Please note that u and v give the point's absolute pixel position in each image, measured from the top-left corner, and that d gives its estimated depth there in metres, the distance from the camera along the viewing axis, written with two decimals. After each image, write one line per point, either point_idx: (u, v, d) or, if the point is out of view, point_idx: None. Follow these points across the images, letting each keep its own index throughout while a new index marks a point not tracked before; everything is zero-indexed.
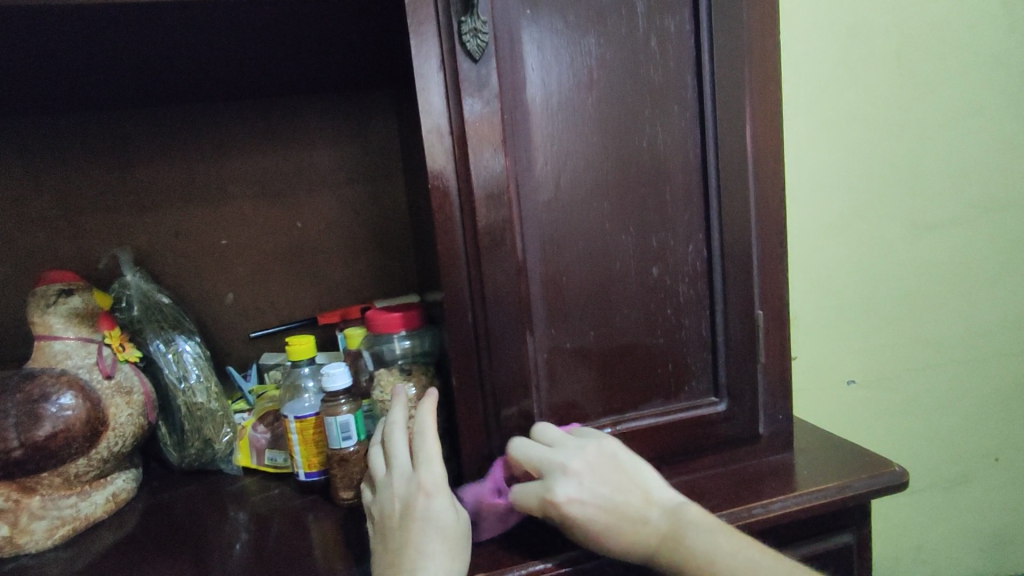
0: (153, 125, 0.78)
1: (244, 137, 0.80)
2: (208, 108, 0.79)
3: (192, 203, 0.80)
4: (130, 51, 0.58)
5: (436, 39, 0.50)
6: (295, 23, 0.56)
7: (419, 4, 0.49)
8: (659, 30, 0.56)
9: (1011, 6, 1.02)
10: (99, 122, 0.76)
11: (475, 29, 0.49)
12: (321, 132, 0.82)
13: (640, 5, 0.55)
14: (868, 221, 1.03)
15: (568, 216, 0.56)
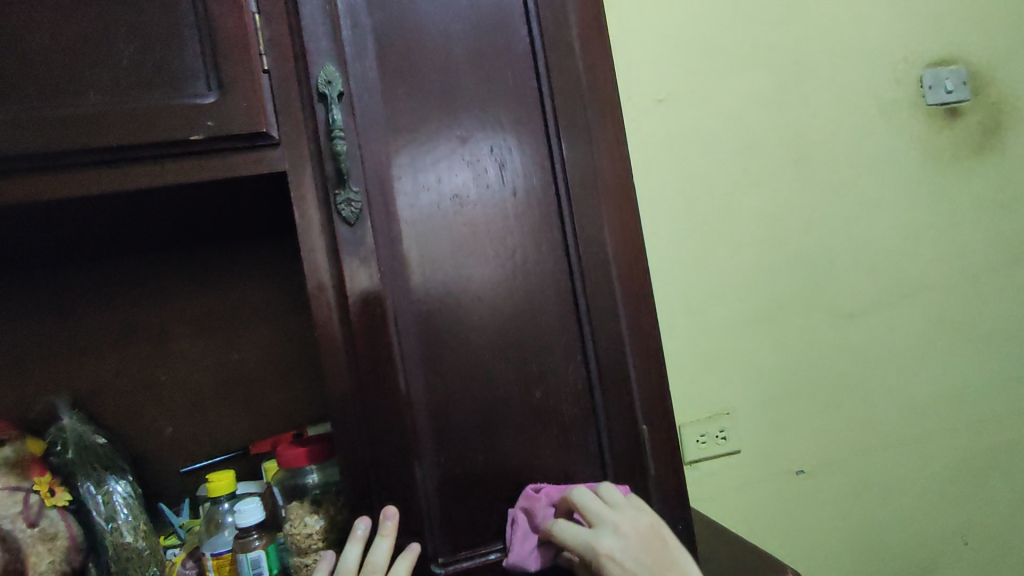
0: (99, 277, 0.85)
1: (182, 280, 0.87)
2: (150, 258, 0.86)
3: (132, 346, 0.85)
4: (59, 227, 0.65)
5: (317, 208, 0.58)
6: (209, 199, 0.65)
7: (301, 181, 0.58)
8: (521, 180, 0.64)
9: (888, 112, 1.09)
10: (49, 279, 0.83)
11: (348, 200, 0.57)
12: (255, 271, 0.89)
13: (503, 162, 0.63)
14: (785, 321, 1.05)
15: (448, 349, 0.61)
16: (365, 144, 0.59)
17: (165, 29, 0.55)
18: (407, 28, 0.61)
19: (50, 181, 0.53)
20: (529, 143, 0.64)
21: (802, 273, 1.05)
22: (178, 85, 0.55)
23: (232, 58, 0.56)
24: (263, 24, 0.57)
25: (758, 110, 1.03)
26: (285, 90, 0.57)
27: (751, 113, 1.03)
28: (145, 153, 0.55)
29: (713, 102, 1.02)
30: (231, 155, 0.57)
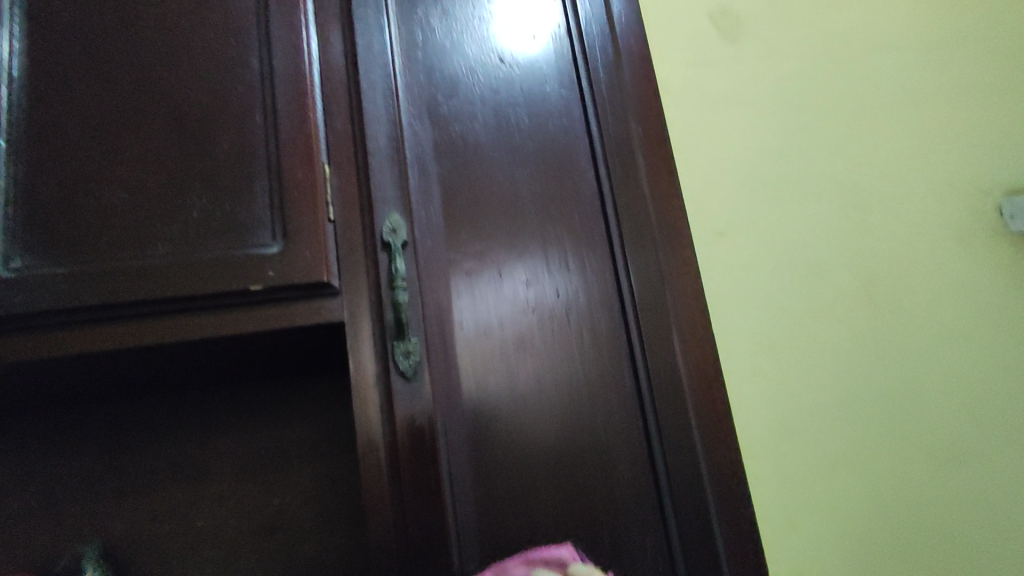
0: (155, 410, 0.79)
1: (235, 414, 0.79)
2: (206, 392, 0.80)
3: (173, 485, 0.76)
4: (108, 376, 0.62)
5: (372, 358, 0.54)
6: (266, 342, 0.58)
7: (358, 329, 0.54)
8: (589, 328, 0.59)
9: (968, 241, 0.97)
10: (106, 411, 0.78)
11: (406, 351, 0.53)
12: (309, 407, 0.80)
13: (571, 310, 0.60)
14: (907, 471, 0.85)
15: (508, 515, 0.54)
16: (428, 291, 0.56)
17: (235, 183, 0.55)
18: (475, 175, 0.61)
19: (108, 332, 0.52)
20: (600, 290, 0.60)
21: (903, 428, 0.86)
22: (242, 236, 0.54)
23: (298, 208, 0.55)
24: (331, 174, 0.57)
25: (836, 232, 0.94)
26: (349, 239, 0.56)
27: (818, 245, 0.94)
28: (204, 304, 0.53)
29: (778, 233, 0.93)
30: (291, 305, 0.54)
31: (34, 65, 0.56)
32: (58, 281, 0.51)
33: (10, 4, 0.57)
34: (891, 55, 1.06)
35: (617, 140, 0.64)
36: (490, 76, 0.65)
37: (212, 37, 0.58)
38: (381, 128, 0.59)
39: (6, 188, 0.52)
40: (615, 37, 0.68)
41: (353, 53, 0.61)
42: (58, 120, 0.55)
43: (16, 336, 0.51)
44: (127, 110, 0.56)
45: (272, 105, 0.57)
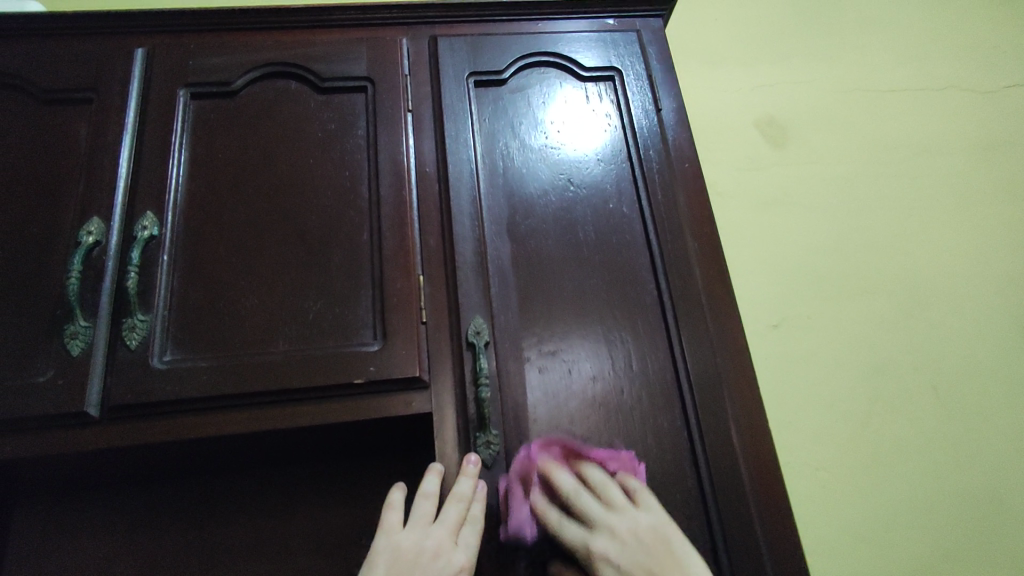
0: (233, 484, 0.77)
1: (310, 491, 0.77)
2: (282, 468, 0.78)
3: (249, 563, 0.74)
4: (218, 459, 0.70)
5: (456, 447, 0.61)
6: (361, 427, 0.64)
7: (444, 421, 0.61)
8: (652, 426, 0.63)
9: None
10: (187, 486, 0.77)
11: (488, 441, 0.60)
12: (381, 484, 0.77)
13: (636, 408, 0.64)
14: None
15: None
16: (507, 386, 0.63)
17: (346, 291, 0.65)
18: (547, 283, 0.67)
19: (236, 418, 0.61)
20: (662, 391, 0.65)
21: (975, 534, 0.84)
22: (349, 336, 0.63)
23: (398, 313, 0.64)
24: (425, 282, 0.66)
25: (897, 332, 0.96)
26: (439, 339, 0.64)
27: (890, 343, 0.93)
28: (315, 394, 0.61)
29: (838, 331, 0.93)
30: (387, 396, 0.62)
31: (193, 194, 0.69)
32: (201, 372, 0.60)
33: (177, 143, 0.70)
34: (938, 159, 1.11)
35: (676, 252, 0.70)
36: (561, 194, 0.72)
37: (332, 173, 0.71)
38: (468, 243, 0.67)
39: (165, 294, 0.64)
40: (672, 161, 0.75)
41: (445, 178, 0.71)
42: (209, 238, 0.67)
43: (160, 419, 0.60)
44: (263, 230, 0.68)
45: (378, 226, 0.68)
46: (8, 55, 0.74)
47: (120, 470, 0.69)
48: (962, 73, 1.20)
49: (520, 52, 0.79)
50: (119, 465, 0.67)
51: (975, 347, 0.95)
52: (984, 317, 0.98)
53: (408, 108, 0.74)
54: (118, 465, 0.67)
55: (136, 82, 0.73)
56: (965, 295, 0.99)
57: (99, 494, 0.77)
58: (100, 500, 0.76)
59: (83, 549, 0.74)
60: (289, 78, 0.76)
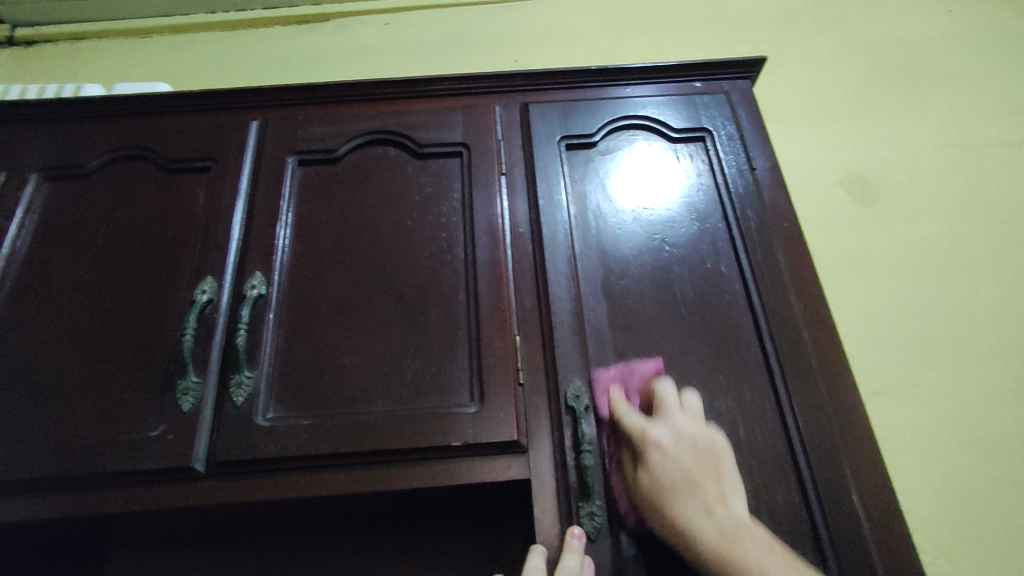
0: (314, 546, 0.76)
1: (390, 556, 0.75)
2: (364, 531, 0.76)
3: None
4: (306, 519, 0.69)
5: (557, 517, 0.58)
6: (455, 491, 0.62)
7: (544, 488, 0.59)
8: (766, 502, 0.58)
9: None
10: (270, 546, 0.76)
11: (591, 512, 0.57)
12: (464, 553, 0.74)
13: (747, 481, 0.59)
14: None
15: None
16: (609, 453, 0.60)
17: (443, 351, 0.65)
18: (645, 344, 0.65)
19: (334, 478, 0.60)
20: (775, 463, 0.60)
21: None
22: (446, 396, 0.63)
23: (495, 373, 0.63)
24: (521, 342, 0.65)
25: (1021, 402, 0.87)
26: (536, 401, 0.63)
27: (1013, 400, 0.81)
28: (413, 456, 0.60)
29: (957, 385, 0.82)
30: (484, 460, 0.60)
31: (298, 254, 0.71)
32: (302, 430, 0.61)
33: (285, 207, 0.74)
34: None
35: (781, 314, 0.67)
36: (656, 253, 0.71)
37: (429, 233, 0.73)
38: (564, 303, 0.67)
39: (270, 352, 0.65)
40: (770, 220, 0.73)
41: (539, 238, 0.71)
42: (312, 298, 0.69)
43: (262, 476, 0.60)
44: (363, 291, 0.69)
45: (474, 285, 0.68)
46: (140, 128, 0.81)
47: (212, 526, 0.69)
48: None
49: (610, 115, 0.81)
50: (215, 520, 0.67)
51: None
52: None
53: (501, 170, 0.76)
54: (213, 520, 0.67)
55: (250, 151, 0.79)
56: None
57: (185, 549, 0.77)
58: (185, 555, 0.76)
59: None
60: (388, 145, 0.79)
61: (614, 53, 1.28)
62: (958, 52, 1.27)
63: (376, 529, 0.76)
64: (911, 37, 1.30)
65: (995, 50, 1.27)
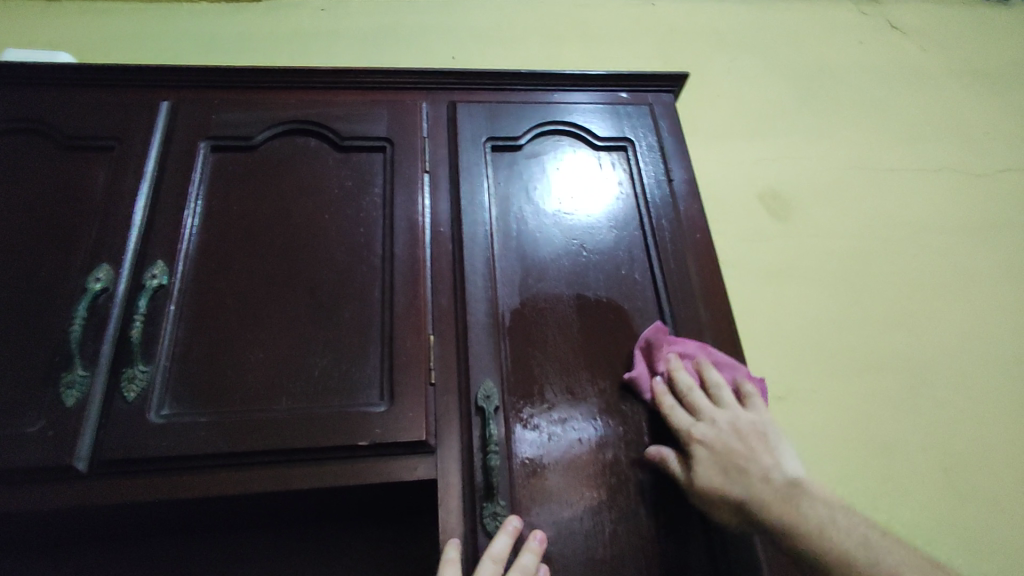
0: (212, 550, 0.73)
1: (293, 561, 0.73)
2: (265, 536, 0.74)
3: None
4: (203, 521, 0.66)
5: (461, 519, 0.58)
6: (360, 493, 0.61)
7: (449, 489, 0.59)
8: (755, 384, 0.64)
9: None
10: (162, 551, 0.72)
11: (495, 512, 0.57)
12: (370, 556, 0.74)
13: (647, 481, 0.61)
14: None
15: None
16: (518, 455, 0.60)
17: (355, 350, 0.64)
18: (557, 345, 0.67)
19: (232, 479, 0.58)
20: (728, 365, 0.65)
21: None
22: (356, 396, 0.61)
23: (407, 372, 0.62)
24: (434, 342, 0.65)
25: (903, 408, 0.95)
26: (447, 402, 0.62)
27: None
28: (316, 456, 0.59)
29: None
30: (392, 461, 0.60)
31: (206, 244, 0.68)
32: (199, 429, 0.58)
33: (194, 194, 0.71)
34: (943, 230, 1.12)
35: (686, 320, 0.70)
36: (574, 258, 0.72)
37: (347, 227, 0.71)
38: (480, 304, 0.67)
39: (169, 345, 0.62)
40: (683, 230, 0.76)
41: (460, 238, 0.71)
42: (217, 289, 0.66)
43: (151, 477, 0.57)
44: (275, 284, 0.67)
45: (390, 283, 0.67)
46: (33, 101, 0.75)
47: (99, 530, 0.66)
48: (957, 156, 1.24)
49: (537, 120, 0.82)
50: (100, 524, 0.63)
51: (982, 429, 0.94)
52: (990, 395, 0.97)
53: (425, 168, 0.76)
54: (97, 524, 0.63)
55: (159, 133, 0.74)
56: (970, 374, 0.98)
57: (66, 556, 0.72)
58: (64, 560, 0.71)
59: None
60: (310, 135, 0.77)
61: (551, 59, 1.30)
62: (867, 80, 1.36)
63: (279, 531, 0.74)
64: (826, 63, 1.38)
65: (899, 80, 1.37)
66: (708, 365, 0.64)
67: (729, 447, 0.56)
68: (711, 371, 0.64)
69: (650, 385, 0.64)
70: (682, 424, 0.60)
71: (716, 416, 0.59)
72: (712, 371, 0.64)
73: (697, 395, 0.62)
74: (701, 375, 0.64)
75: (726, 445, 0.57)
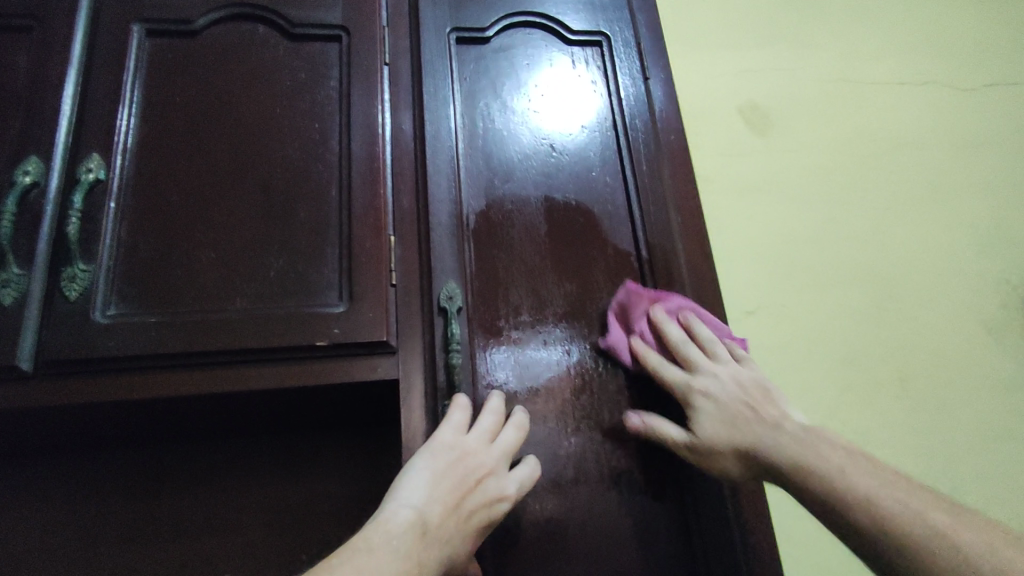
0: (189, 456, 0.76)
1: (267, 464, 0.76)
2: (240, 443, 0.77)
3: (205, 535, 0.73)
4: (174, 427, 0.68)
5: (424, 416, 0.58)
6: (323, 394, 0.61)
7: (412, 388, 0.58)
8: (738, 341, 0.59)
9: (999, 336, 0.89)
10: (141, 457, 0.76)
11: None
12: (341, 460, 0.77)
13: (609, 381, 0.61)
14: None
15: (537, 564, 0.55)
16: (481, 355, 0.60)
17: (311, 250, 0.61)
18: (523, 248, 0.65)
19: (186, 379, 0.56)
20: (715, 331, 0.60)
21: None
22: (314, 296, 0.59)
23: (366, 272, 0.60)
24: (395, 244, 0.62)
25: None
26: (409, 304, 0.61)
27: (865, 314, 0.88)
28: (273, 355, 0.57)
29: (818, 301, 0.88)
30: (353, 361, 0.59)
31: (146, 138, 0.63)
32: (149, 329, 0.56)
33: (129, 83, 0.65)
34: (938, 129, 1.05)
35: (657, 224, 0.68)
36: (543, 158, 0.69)
37: (301, 122, 0.66)
38: (443, 205, 0.64)
39: (112, 244, 0.59)
40: (657, 132, 0.73)
41: (422, 136, 0.67)
42: (161, 186, 0.62)
43: (101, 377, 0.55)
44: (224, 182, 0.63)
45: (348, 182, 0.64)
46: None
47: (70, 435, 0.67)
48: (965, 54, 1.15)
49: (506, 10, 0.76)
50: (68, 430, 0.65)
51: None
52: None
53: (384, 60, 0.70)
54: (65, 430, 0.65)
55: (84, 13, 0.67)
56: None
57: (49, 463, 0.75)
58: (48, 467, 0.75)
59: (30, 514, 0.73)
60: (257, 22, 0.71)
61: None
62: None
63: (254, 439, 0.77)
64: None
65: None
66: (695, 322, 0.59)
67: (736, 405, 0.52)
68: (699, 325, 0.59)
69: (627, 347, 0.60)
70: (680, 430, 0.55)
71: (716, 371, 0.55)
72: (698, 326, 0.59)
73: (688, 349, 0.58)
74: (688, 329, 0.59)
75: (731, 412, 0.52)
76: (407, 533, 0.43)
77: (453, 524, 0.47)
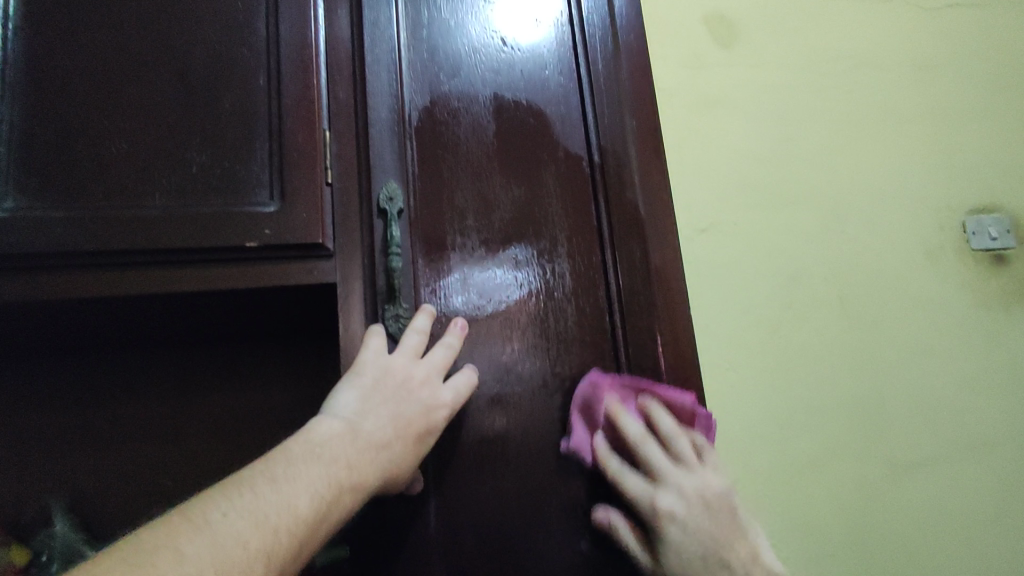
0: (124, 365, 0.73)
1: (208, 373, 0.74)
2: (179, 351, 0.74)
3: (144, 443, 0.71)
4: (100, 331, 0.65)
5: (362, 321, 0.55)
6: (257, 298, 0.58)
7: (350, 292, 0.56)
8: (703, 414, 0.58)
9: (936, 255, 0.91)
10: (72, 365, 0.72)
11: (397, 314, 0.55)
12: (287, 370, 0.75)
13: (557, 288, 0.60)
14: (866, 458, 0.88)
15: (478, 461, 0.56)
16: (422, 259, 0.58)
17: (238, 144, 0.56)
18: (469, 148, 0.61)
19: (101, 279, 0.52)
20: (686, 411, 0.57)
21: None
22: (241, 193, 0.55)
23: (298, 169, 0.56)
24: (331, 139, 0.58)
25: None
26: (347, 205, 0.57)
27: (812, 231, 0.89)
28: (199, 256, 0.53)
29: (768, 217, 0.88)
30: (286, 264, 0.55)
31: (40, 12, 0.56)
32: (55, 224, 0.51)
33: None
34: (901, 44, 1.03)
35: (611, 127, 0.65)
36: (493, 53, 0.64)
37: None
38: (383, 98, 0.59)
39: (5, 130, 0.53)
40: (617, 29, 0.69)
41: (360, 20, 0.61)
42: (59, 65, 0.55)
43: (7, 275, 0.51)
44: (134, 63, 0.56)
45: (277, 69, 0.58)
46: None
47: None
48: None
49: None
50: None
51: None
52: None
53: None
54: None
55: None
56: None
57: None
58: None
59: None
60: None
61: None
62: None
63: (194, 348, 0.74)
64: None
65: None
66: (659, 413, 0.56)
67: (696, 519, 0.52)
68: (663, 416, 0.56)
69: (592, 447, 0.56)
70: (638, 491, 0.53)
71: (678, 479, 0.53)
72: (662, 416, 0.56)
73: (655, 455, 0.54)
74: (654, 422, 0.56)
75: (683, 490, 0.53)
76: (331, 441, 0.44)
77: (385, 431, 0.47)
